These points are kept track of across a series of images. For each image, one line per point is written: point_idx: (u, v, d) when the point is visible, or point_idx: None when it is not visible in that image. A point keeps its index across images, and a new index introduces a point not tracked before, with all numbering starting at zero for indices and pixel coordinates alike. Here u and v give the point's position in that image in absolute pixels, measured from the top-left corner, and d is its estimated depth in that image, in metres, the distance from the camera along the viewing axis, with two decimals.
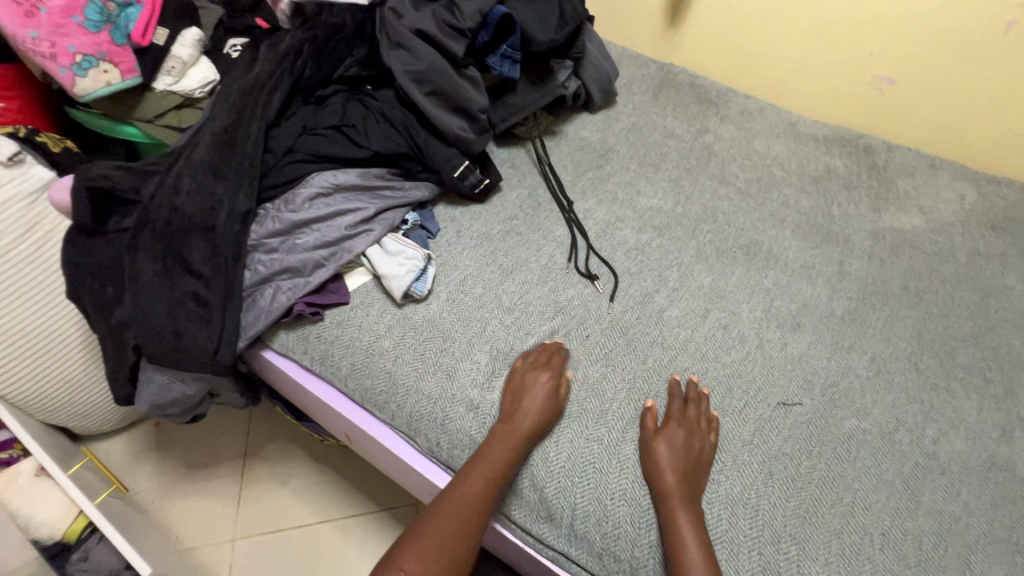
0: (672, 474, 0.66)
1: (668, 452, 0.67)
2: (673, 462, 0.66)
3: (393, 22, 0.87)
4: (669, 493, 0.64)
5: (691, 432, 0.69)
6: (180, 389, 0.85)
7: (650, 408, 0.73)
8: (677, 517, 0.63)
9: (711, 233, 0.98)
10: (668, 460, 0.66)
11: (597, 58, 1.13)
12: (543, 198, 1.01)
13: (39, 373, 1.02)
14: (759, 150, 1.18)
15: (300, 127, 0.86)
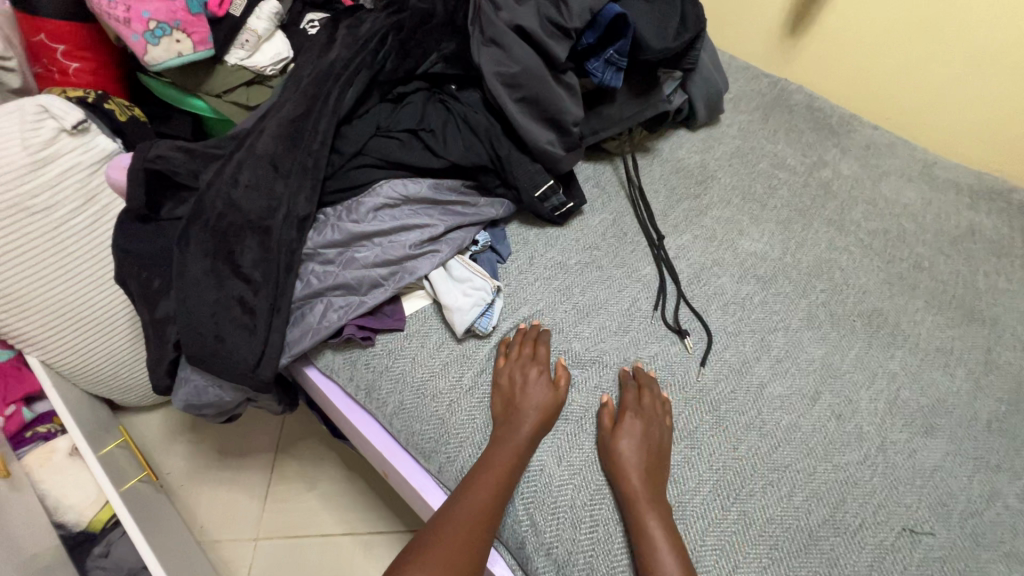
0: (636, 476, 0.61)
1: (632, 449, 0.62)
2: (637, 462, 0.61)
3: (490, 14, 0.76)
4: (637, 496, 0.60)
5: (646, 420, 0.65)
6: (218, 392, 0.79)
7: (606, 404, 0.68)
8: (650, 524, 0.58)
9: (825, 292, 0.83)
10: (633, 461, 0.61)
11: (709, 69, 0.99)
12: (630, 227, 0.89)
13: (86, 349, 0.99)
14: (888, 194, 1.00)
15: (374, 128, 0.77)
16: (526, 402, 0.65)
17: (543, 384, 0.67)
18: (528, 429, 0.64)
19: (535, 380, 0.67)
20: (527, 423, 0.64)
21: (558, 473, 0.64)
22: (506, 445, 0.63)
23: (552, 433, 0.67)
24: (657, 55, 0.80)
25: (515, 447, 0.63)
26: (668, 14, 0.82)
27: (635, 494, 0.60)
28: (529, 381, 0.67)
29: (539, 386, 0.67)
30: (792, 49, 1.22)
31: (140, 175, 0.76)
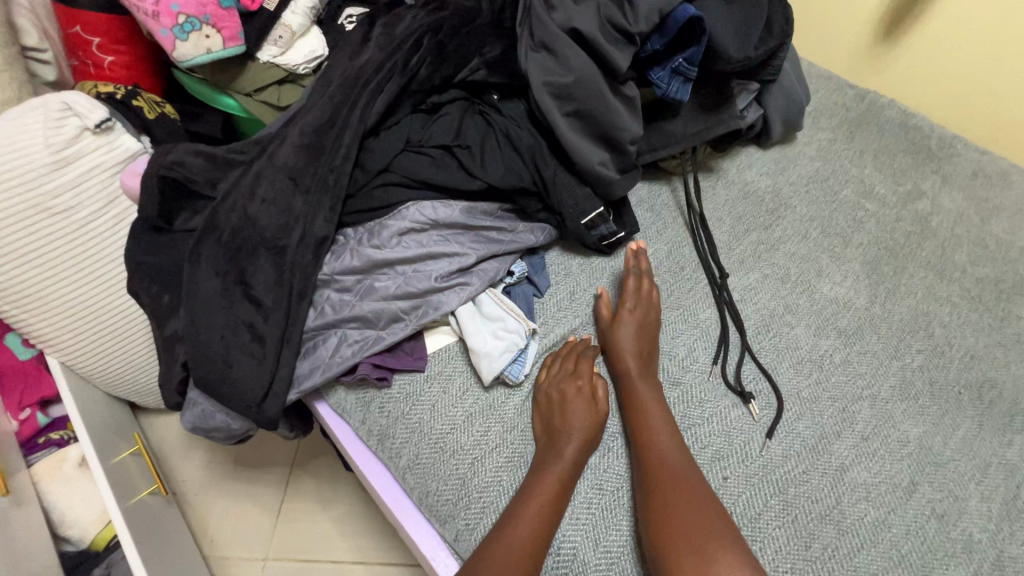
0: (632, 363, 0.64)
1: (631, 337, 0.65)
2: (634, 346, 0.65)
3: (541, 15, 0.66)
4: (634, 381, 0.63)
5: (642, 306, 0.68)
6: (224, 419, 0.73)
7: (603, 294, 0.71)
8: (647, 410, 0.61)
9: (923, 354, 0.69)
10: (629, 351, 0.65)
11: (790, 81, 0.86)
12: (687, 260, 0.78)
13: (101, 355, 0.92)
14: (1000, 234, 0.84)
15: (404, 142, 0.69)
16: (564, 428, 0.59)
17: (583, 403, 0.60)
18: (570, 458, 0.57)
19: (575, 403, 0.60)
20: (567, 451, 0.57)
21: (594, 560, 0.55)
22: (545, 475, 0.56)
23: (586, 505, 0.58)
24: (736, 65, 0.69)
25: (555, 482, 0.56)
26: (752, 15, 0.70)
27: (633, 380, 0.63)
28: (569, 402, 0.60)
29: (580, 410, 0.60)
30: (884, 55, 1.06)
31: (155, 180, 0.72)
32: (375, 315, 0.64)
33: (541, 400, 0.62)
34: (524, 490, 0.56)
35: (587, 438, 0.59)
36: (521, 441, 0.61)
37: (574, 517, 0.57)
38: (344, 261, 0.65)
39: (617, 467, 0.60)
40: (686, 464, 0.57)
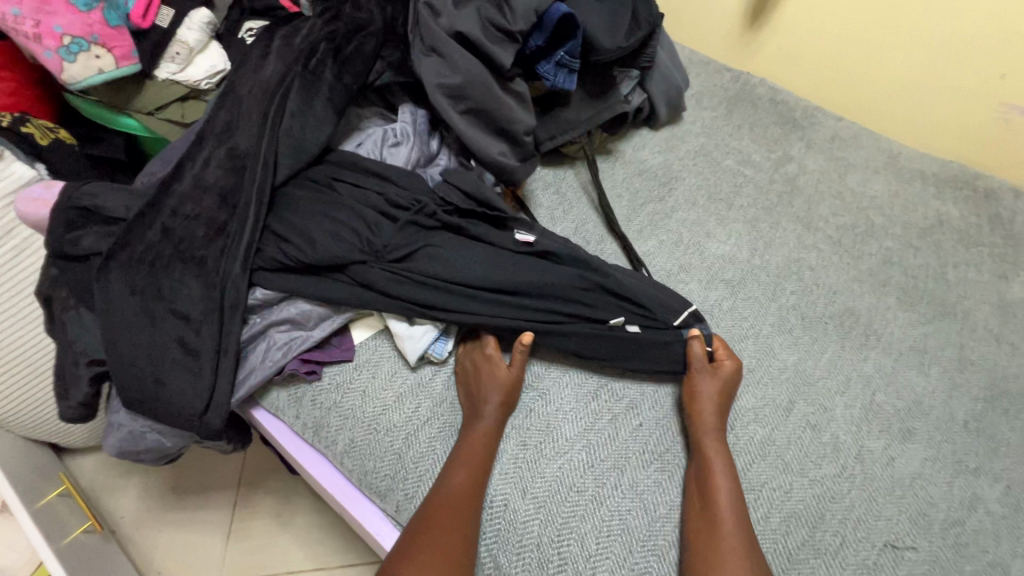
0: (705, 413, 0.64)
1: (710, 395, 0.65)
2: (710, 401, 0.65)
3: (428, 20, 0.71)
4: (708, 437, 0.63)
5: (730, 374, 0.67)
6: (155, 438, 0.73)
7: (695, 337, 0.68)
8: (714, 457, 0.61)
9: (795, 295, 0.80)
10: (712, 407, 0.64)
11: (668, 67, 0.96)
12: (593, 235, 0.85)
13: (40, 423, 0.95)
14: (855, 187, 0.97)
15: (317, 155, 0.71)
16: (479, 395, 0.64)
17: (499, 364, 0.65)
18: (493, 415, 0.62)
19: (489, 367, 0.65)
20: (486, 409, 0.63)
21: (522, 507, 0.60)
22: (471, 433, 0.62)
23: (512, 460, 0.63)
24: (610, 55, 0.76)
25: (479, 436, 0.61)
26: (619, 11, 0.78)
27: (704, 433, 0.63)
28: (484, 373, 0.65)
29: (494, 373, 0.64)
30: (753, 41, 1.20)
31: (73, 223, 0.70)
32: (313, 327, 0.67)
33: (467, 373, 0.67)
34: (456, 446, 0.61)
35: (507, 397, 0.64)
36: (451, 412, 0.66)
37: (506, 476, 0.62)
38: (275, 277, 0.67)
39: (537, 421, 0.66)
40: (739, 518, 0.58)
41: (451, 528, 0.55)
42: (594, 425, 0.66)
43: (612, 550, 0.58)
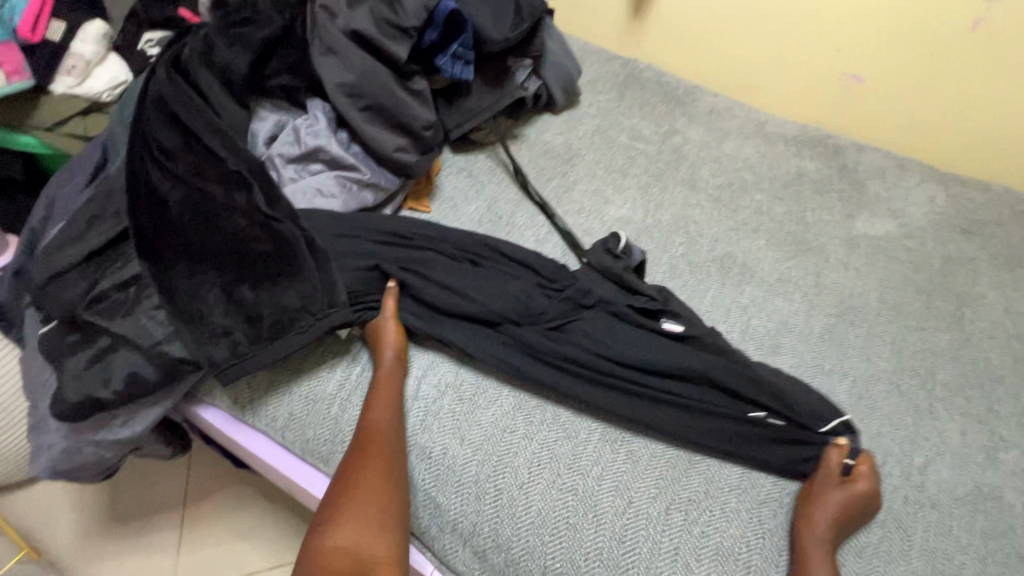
0: (818, 510, 0.62)
1: (834, 507, 0.61)
2: (830, 518, 0.61)
3: (325, 21, 0.77)
4: (816, 533, 0.60)
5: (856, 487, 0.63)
6: (93, 452, 0.71)
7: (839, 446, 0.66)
8: (820, 542, 0.60)
9: (683, 245, 0.92)
10: (828, 501, 0.62)
11: (558, 56, 1.06)
12: (504, 210, 0.93)
13: None
14: (731, 152, 1.11)
15: (206, 150, 0.71)
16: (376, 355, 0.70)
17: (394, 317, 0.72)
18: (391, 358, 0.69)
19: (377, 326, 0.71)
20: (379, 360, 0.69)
21: (459, 451, 0.66)
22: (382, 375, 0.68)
23: (449, 413, 0.69)
24: (498, 45, 0.85)
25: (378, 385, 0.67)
26: (502, 4, 0.87)
27: (814, 533, 0.60)
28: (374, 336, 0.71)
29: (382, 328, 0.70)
30: (638, 32, 1.33)
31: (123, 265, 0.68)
32: (241, 332, 0.66)
33: (372, 339, 0.72)
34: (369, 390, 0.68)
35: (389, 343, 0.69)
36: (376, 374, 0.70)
37: (441, 426, 0.68)
38: (184, 279, 0.68)
39: (471, 376, 0.72)
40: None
41: (363, 465, 0.61)
42: None
43: (542, 476, 0.65)
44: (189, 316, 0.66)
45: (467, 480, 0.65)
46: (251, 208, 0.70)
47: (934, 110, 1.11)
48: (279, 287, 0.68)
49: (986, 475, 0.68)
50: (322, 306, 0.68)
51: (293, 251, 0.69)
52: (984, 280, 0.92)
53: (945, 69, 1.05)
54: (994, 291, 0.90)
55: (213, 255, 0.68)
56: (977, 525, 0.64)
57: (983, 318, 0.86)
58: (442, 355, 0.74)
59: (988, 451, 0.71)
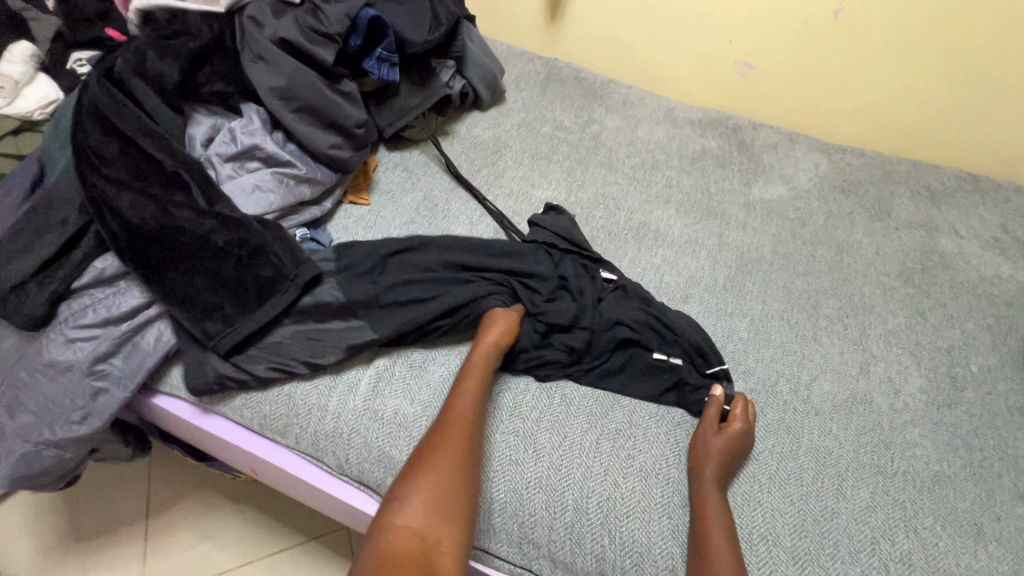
0: (707, 464, 0.67)
1: (719, 447, 0.68)
2: (719, 457, 0.68)
3: (254, 32, 0.83)
4: (707, 473, 0.67)
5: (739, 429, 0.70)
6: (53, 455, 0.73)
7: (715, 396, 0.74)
8: (709, 492, 0.66)
9: (603, 219, 1.02)
10: (713, 453, 0.68)
11: (480, 57, 1.15)
12: (439, 199, 1.01)
13: None
14: (643, 136, 1.23)
15: (143, 157, 0.76)
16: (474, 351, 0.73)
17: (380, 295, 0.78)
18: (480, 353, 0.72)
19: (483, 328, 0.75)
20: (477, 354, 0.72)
21: (410, 410, 0.71)
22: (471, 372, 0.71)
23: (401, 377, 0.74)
24: (419, 47, 0.94)
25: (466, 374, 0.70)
26: (420, 11, 0.96)
27: (704, 482, 0.66)
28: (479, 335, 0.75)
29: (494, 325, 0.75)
30: (555, 34, 1.45)
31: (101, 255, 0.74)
32: (229, 305, 0.72)
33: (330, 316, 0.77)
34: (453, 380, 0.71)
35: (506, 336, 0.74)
36: None
37: (394, 390, 0.73)
38: (140, 276, 0.72)
39: (416, 348, 0.78)
40: (726, 545, 0.61)
41: (450, 441, 0.63)
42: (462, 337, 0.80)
43: (487, 421, 0.71)
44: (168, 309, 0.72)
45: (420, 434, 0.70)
46: (194, 206, 0.75)
47: (814, 89, 1.27)
48: (254, 261, 0.74)
49: (859, 384, 0.81)
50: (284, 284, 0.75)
51: (251, 230, 0.75)
52: (860, 229, 1.07)
53: (819, 53, 1.21)
54: (868, 237, 1.05)
55: (173, 246, 0.74)
56: (851, 424, 0.76)
57: (859, 261, 1.00)
58: None
59: (862, 365, 0.83)
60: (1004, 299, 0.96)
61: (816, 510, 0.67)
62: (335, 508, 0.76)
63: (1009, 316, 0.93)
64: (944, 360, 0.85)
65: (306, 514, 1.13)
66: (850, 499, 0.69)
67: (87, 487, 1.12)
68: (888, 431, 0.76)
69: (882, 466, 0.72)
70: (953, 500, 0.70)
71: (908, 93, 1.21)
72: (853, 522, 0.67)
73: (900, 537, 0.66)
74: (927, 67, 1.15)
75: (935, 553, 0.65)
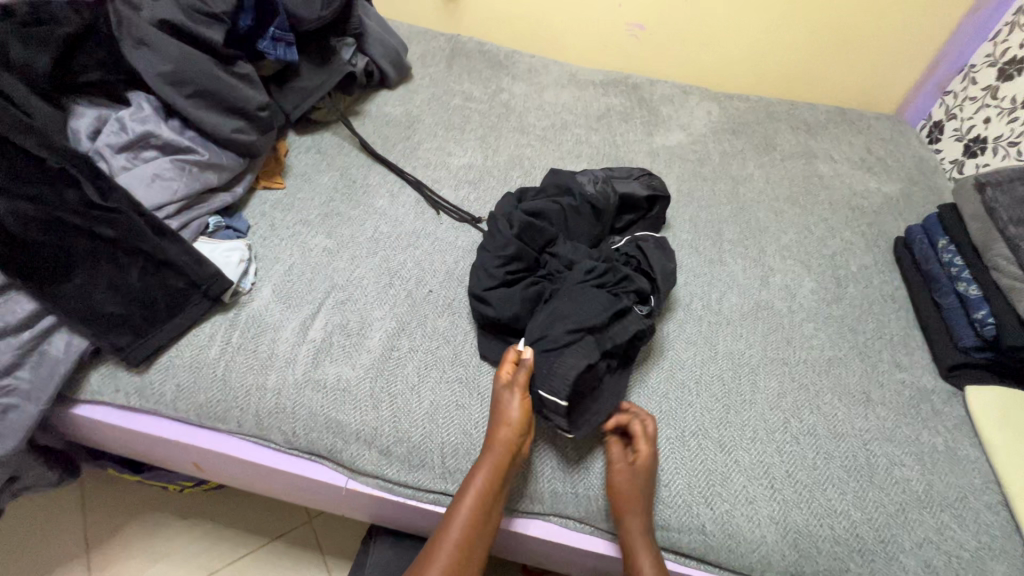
0: (628, 498, 0.64)
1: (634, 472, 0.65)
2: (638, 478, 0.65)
3: (131, 16, 0.79)
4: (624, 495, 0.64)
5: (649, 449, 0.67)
6: None
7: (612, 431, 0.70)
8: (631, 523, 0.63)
9: (520, 178, 1.07)
10: (627, 482, 0.64)
11: (380, 34, 1.15)
12: (358, 175, 1.01)
13: None
14: (551, 100, 1.28)
15: (19, 154, 0.69)
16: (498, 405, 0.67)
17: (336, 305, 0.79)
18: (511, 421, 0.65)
19: (505, 395, 0.67)
20: (499, 431, 0.65)
21: (353, 374, 0.72)
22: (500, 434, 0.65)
23: (339, 346, 0.75)
24: (313, 23, 0.95)
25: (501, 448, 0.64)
26: None
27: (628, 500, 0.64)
28: (501, 386, 0.68)
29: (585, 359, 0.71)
30: (455, 11, 1.46)
31: None
32: (138, 316, 0.71)
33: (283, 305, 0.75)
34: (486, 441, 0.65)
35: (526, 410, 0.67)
36: (252, 333, 0.75)
37: (333, 358, 0.74)
38: (32, 285, 0.68)
39: (352, 317, 0.78)
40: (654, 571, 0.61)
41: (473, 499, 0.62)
42: (395, 300, 0.82)
43: (429, 374, 0.74)
44: (75, 313, 0.69)
45: (364, 396, 0.71)
46: (85, 204, 0.71)
47: (699, 44, 1.37)
48: (159, 273, 0.73)
49: (762, 294, 0.91)
50: (203, 279, 0.74)
51: (150, 244, 0.72)
52: (752, 163, 1.18)
53: (699, 10, 1.30)
54: (759, 170, 1.16)
55: (67, 250, 0.70)
56: (758, 328, 0.85)
57: (753, 191, 1.10)
58: (324, 299, 0.80)
59: (763, 278, 0.93)
60: (873, 209, 1.10)
61: (735, 403, 0.75)
62: (293, 486, 0.76)
63: (878, 221, 1.07)
64: (829, 265, 0.97)
65: (267, 513, 1.10)
66: (762, 389, 0.78)
67: (9, 531, 1.03)
68: (789, 330, 0.86)
69: (786, 358, 0.82)
70: (845, 377, 0.81)
71: (778, 40, 1.33)
72: (768, 407, 0.76)
73: (806, 413, 0.75)
74: (792, 14, 1.27)
75: (836, 422, 0.75)
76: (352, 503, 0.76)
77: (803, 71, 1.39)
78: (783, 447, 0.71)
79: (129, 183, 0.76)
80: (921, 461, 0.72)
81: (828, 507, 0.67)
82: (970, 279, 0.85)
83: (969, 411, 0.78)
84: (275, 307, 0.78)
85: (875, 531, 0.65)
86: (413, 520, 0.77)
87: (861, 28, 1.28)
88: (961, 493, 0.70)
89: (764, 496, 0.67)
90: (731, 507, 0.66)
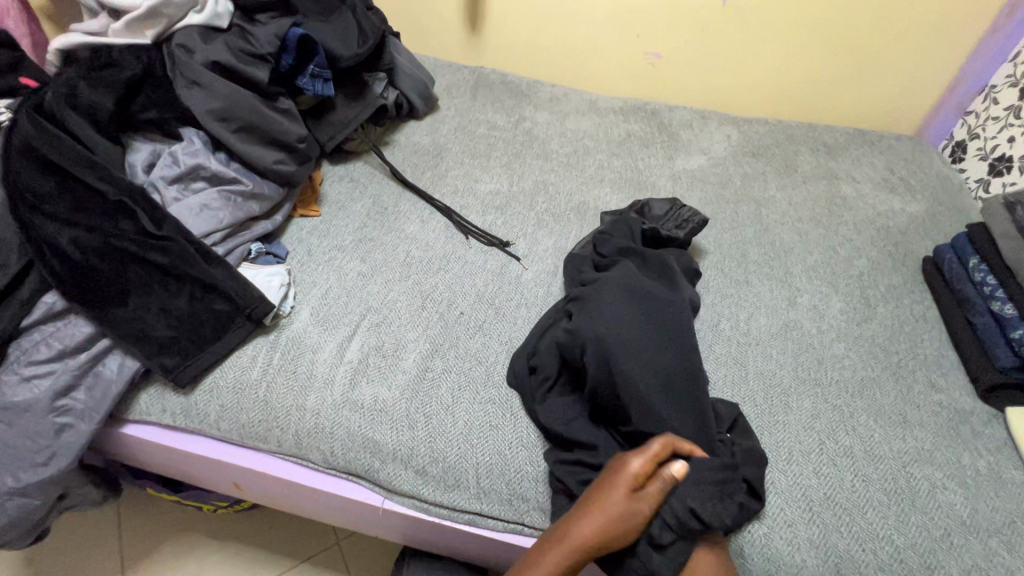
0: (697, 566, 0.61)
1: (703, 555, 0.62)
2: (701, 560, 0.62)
3: (184, 58, 0.85)
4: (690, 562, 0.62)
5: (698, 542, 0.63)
6: (19, 505, 0.69)
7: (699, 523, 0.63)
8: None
9: (545, 202, 1.09)
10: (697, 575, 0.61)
11: (410, 68, 1.21)
12: (389, 202, 1.05)
13: None
14: (572, 127, 1.31)
15: (84, 188, 0.75)
16: (609, 508, 0.58)
17: (369, 327, 0.82)
18: (610, 521, 0.57)
19: (622, 500, 0.58)
20: (598, 526, 0.57)
21: (389, 395, 0.74)
22: (602, 522, 0.57)
23: (375, 367, 0.77)
24: (350, 61, 0.99)
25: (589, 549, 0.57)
26: (347, 28, 1.01)
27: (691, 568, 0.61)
28: (621, 485, 0.58)
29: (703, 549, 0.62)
30: (478, 45, 1.52)
31: (50, 291, 0.72)
32: (186, 339, 0.74)
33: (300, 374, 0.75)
34: (580, 520, 0.58)
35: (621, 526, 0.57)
36: (290, 355, 0.77)
37: (369, 379, 0.76)
38: (90, 309, 0.72)
39: (387, 338, 0.81)
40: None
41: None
42: (428, 323, 0.84)
43: (463, 395, 0.75)
44: (128, 336, 0.72)
45: (400, 417, 0.73)
46: (140, 233, 0.75)
47: (715, 71, 1.41)
48: (206, 297, 0.76)
49: (790, 314, 0.91)
50: (247, 304, 0.77)
51: (200, 270, 0.76)
52: (773, 184, 1.19)
53: (713, 38, 1.34)
54: (780, 191, 1.17)
55: (122, 276, 0.74)
56: (787, 348, 0.85)
57: (775, 212, 1.12)
58: (360, 320, 0.83)
59: (790, 298, 0.93)
60: (899, 228, 1.10)
61: (769, 424, 0.75)
62: (329, 505, 0.77)
63: (904, 241, 1.07)
64: (857, 285, 0.97)
65: (296, 534, 1.11)
66: (796, 410, 0.77)
67: (49, 551, 1.05)
68: (819, 350, 0.86)
69: (818, 379, 0.81)
70: (880, 398, 0.80)
71: (795, 65, 1.36)
72: (803, 429, 0.75)
73: (842, 434, 0.75)
74: (809, 42, 1.31)
75: (873, 443, 0.74)
76: (387, 523, 0.77)
77: (822, 94, 1.41)
78: (819, 469, 0.71)
79: (179, 213, 0.80)
80: (964, 485, 0.70)
81: (870, 532, 0.66)
82: (1003, 298, 0.85)
83: (1010, 433, 0.77)
84: (314, 328, 0.81)
85: (919, 556, 0.64)
86: (448, 541, 0.77)
87: (877, 53, 1.31)
88: (1008, 518, 0.68)
89: (803, 519, 0.66)
90: (769, 529, 0.66)
